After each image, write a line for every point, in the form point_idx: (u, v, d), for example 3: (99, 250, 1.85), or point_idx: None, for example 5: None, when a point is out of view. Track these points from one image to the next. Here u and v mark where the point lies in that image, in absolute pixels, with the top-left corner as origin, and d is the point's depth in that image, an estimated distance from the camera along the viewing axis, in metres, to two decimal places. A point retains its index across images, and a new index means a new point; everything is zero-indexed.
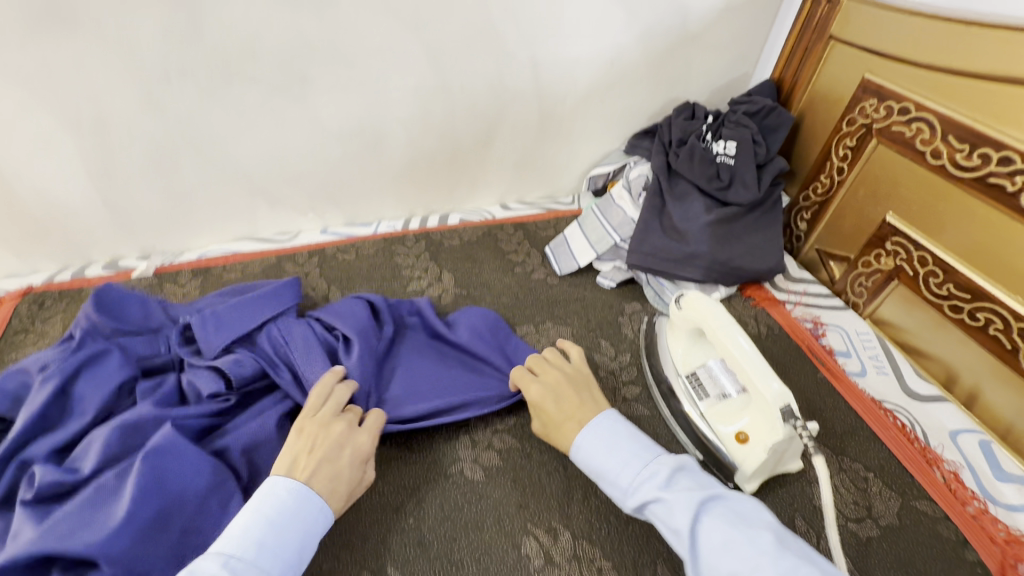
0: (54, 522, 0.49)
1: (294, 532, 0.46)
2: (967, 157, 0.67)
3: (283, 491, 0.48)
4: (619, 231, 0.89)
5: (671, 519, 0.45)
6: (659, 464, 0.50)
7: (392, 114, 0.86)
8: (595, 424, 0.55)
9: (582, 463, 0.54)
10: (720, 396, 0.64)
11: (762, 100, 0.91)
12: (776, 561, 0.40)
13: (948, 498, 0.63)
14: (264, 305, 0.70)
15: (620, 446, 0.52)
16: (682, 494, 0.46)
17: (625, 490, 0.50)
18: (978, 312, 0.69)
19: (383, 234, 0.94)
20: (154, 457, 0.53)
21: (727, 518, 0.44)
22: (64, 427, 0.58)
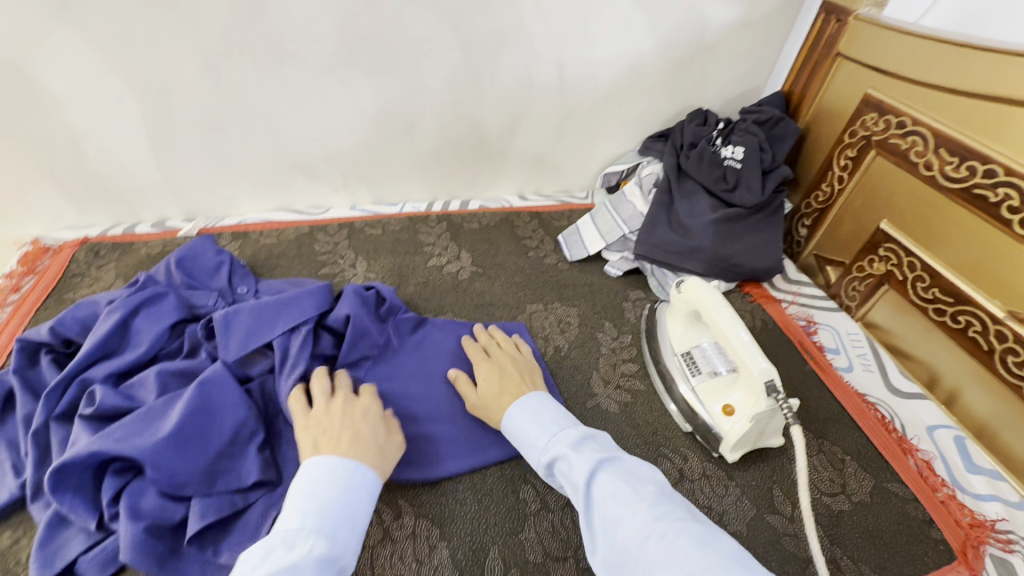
0: (110, 431, 0.56)
1: (336, 500, 0.49)
2: (956, 169, 0.72)
3: (332, 457, 0.53)
4: (629, 224, 0.94)
5: (570, 471, 0.51)
6: (571, 430, 0.55)
7: (427, 101, 0.93)
8: (525, 398, 0.61)
9: (509, 427, 0.59)
10: (711, 373, 0.70)
11: (771, 111, 0.97)
12: (652, 506, 0.46)
13: (918, 483, 0.67)
14: (287, 314, 0.67)
15: (539, 416, 0.58)
16: (585, 452, 0.52)
17: (541, 449, 0.55)
18: (959, 315, 0.74)
19: (408, 213, 1.00)
20: (205, 385, 0.60)
21: (619, 474, 0.49)
22: (123, 355, 0.65)
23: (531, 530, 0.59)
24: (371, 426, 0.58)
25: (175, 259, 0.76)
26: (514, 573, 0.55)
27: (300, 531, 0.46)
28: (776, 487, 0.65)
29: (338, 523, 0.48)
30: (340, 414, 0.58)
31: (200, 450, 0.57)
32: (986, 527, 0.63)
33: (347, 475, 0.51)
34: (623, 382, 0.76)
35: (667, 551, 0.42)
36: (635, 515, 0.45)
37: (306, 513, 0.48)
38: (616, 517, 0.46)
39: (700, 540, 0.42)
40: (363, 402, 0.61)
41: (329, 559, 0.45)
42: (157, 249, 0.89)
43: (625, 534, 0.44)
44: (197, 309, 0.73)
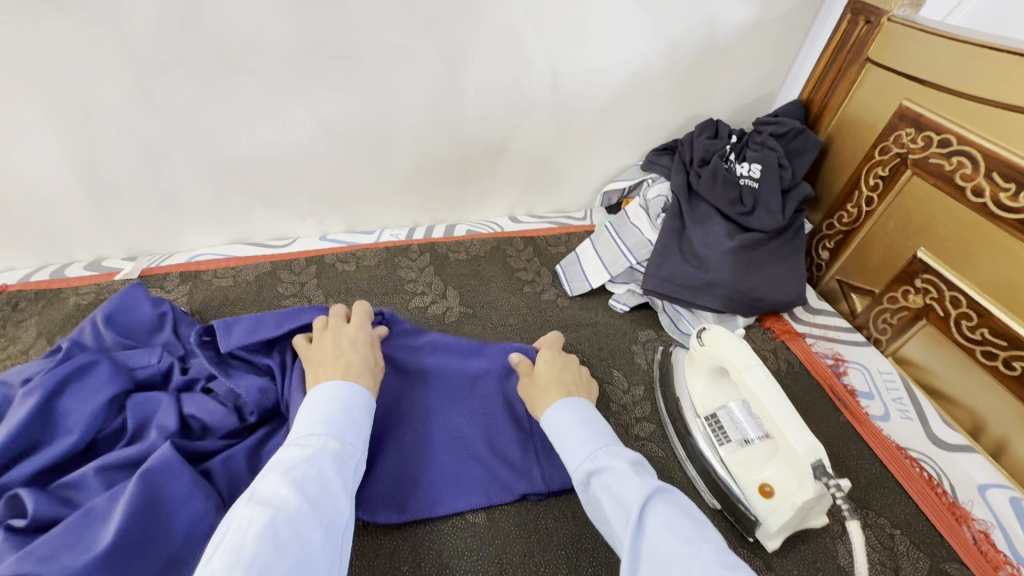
0: (36, 544, 0.45)
1: (340, 412, 0.48)
2: (1011, 197, 0.63)
3: (330, 380, 0.51)
4: (635, 253, 0.84)
5: (620, 489, 0.43)
6: (623, 450, 0.48)
7: (402, 117, 0.81)
8: (572, 401, 0.54)
9: (554, 427, 0.53)
10: (742, 442, 0.60)
11: (790, 122, 0.87)
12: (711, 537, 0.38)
13: (979, 562, 0.58)
14: (292, 313, 0.65)
15: (586, 429, 0.51)
16: (642, 474, 0.44)
17: (588, 456, 0.48)
18: (1014, 361, 0.65)
19: (385, 244, 0.89)
20: (150, 475, 0.50)
21: (678, 510, 0.41)
22: (49, 446, 0.53)
23: None
24: (360, 351, 0.57)
25: (102, 317, 0.64)
26: None
27: (311, 434, 0.45)
28: None
29: (346, 429, 0.47)
30: (332, 343, 0.57)
31: (148, 561, 0.47)
32: None
33: (346, 392, 0.50)
34: (638, 447, 0.66)
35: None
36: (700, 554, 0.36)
37: (316, 421, 0.46)
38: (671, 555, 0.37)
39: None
40: (353, 329, 0.60)
41: (342, 455, 0.45)
42: (90, 297, 0.76)
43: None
44: (137, 372, 0.61)
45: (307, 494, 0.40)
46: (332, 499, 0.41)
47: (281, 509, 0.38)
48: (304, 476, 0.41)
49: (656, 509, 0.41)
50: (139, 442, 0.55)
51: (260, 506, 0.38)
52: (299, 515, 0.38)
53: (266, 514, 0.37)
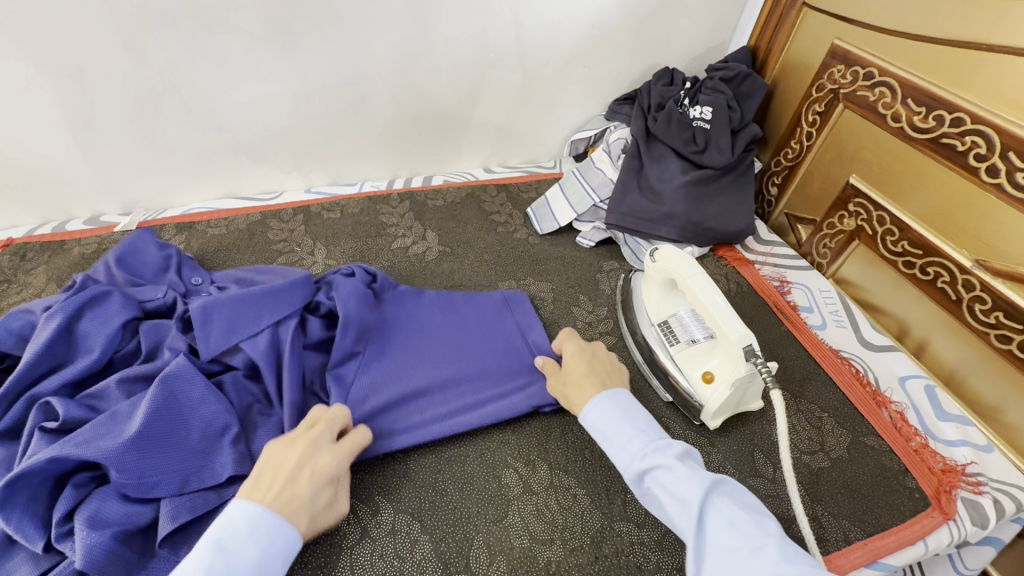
0: (72, 435, 0.52)
1: (247, 557, 0.42)
2: (923, 120, 0.72)
3: (257, 506, 0.45)
4: (598, 192, 0.92)
5: (677, 487, 0.47)
6: (670, 442, 0.51)
7: (377, 72, 0.87)
8: (615, 395, 0.56)
9: (594, 422, 0.55)
10: (689, 341, 0.68)
11: (738, 66, 0.94)
12: (782, 547, 0.41)
13: (894, 435, 0.68)
14: (272, 306, 0.64)
15: (629, 422, 0.54)
16: (694, 470, 0.48)
17: (634, 455, 0.51)
18: (928, 267, 0.74)
19: (368, 194, 0.95)
20: (168, 381, 0.56)
21: (734, 501, 0.46)
22: (74, 364, 0.59)
23: (515, 515, 0.57)
24: (316, 491, 0.49)
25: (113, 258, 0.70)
26: (500, 562, 0.54)
27: None
28: (757, 450, 0.65)
29: None
30: (296, 458, 0.49)
31: (169, 450, 0.53)
32: (959, 472, 0.65)
33: (267, 534, 0.44)
34: None
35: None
36: (762, 550, 0.41)
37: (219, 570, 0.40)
38: (737, 549, 0.42)
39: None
40: (328, 454, 0.51)
41: None
42: (92, 247, 0.82)
43: (750, 569, 0.41)
44: (146, 304, 0.67)
45: None
46: None
47: None
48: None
49: (716, 504, 0.45)
50: (153, 360, 0.62)
51: None
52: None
53: None
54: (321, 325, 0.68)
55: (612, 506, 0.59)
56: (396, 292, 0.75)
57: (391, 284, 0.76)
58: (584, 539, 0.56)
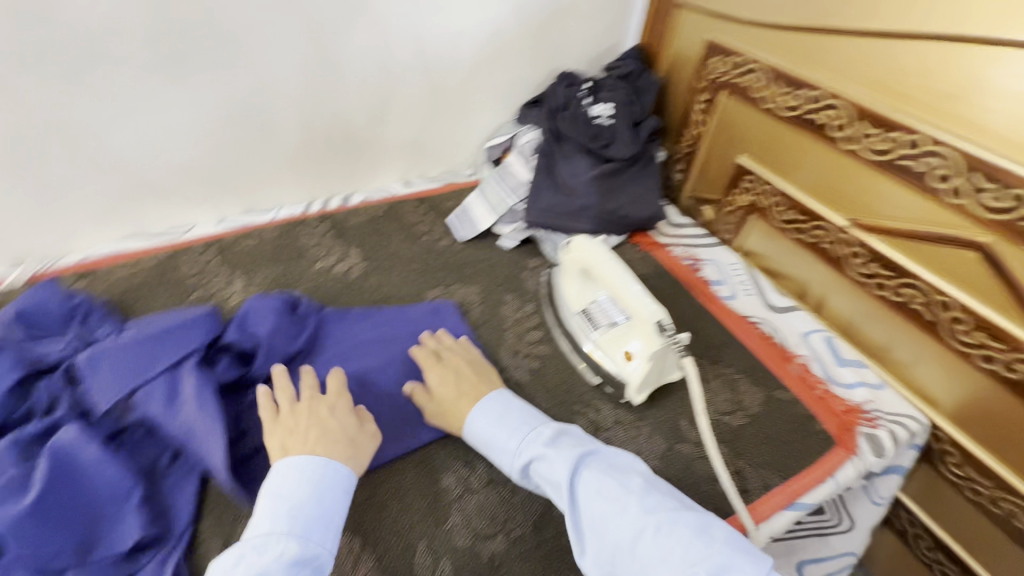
0: None
1: (309, 501, 0.49)
2: (790, 99, 0.80)
3: (302, 456, 0.51)
4: (516, 193, 0.95)
5: (551, 473, 0.53)
6: (541, 430, 0.57)
7: (280, 95, 0.86)
8: (488, 399, 0.61)
9: (476, 433, 0.59)
10: (610, 324, 0.71)
11: (631, 65, 1.02)
12: (644, 501, 0.49)
13: (801, 386, 0.74)
14: (166, 348, 0.61)
15: (506, 417, 0.59)
16: (563, 451, 0.54)
17: (514, 453, 0.56)
18: (814, 230, 0.82)
19: (282, 220, 0.92)
20: (57, 451, 0.52)
21: (603, 468, 0.52)
22: None
23: (457, 515, 0.59)
24: (339, 418, 0.56)
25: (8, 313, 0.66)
26: (445, 564, 0.55)
27: (270, 535, 0.46)
28: (682, 418, 0.69)
29: (313, 523, 0.48)
30: (306, 413, 0.56)
31: (70, 516, 0.50)
32: (858, 411, 0.72)
33: (319, 471, 0.51)
34: (531, 350, 0.77)
35: (665, 541, 0.46)
36: (628, 509, 0.48)
37: (281, 513, 0.47)
38: (608, 513, 0.49)
39: (696, 528, 0.47)
40: (333, 397, 0.58)
41: (302, 560, 0.46)
42: None
43: (620, 528, 0.48)
44: (43, 360, 0.62)
45: None
46: None
47: None
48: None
49: (587, 475, 0.52)
50: (48, 418, 0.57)
51: None
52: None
53: None
54: (231, 363, 0.64)
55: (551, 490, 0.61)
56: (320, 315, 0.75)
57: (316, 307, 0.75)
58: (526, 527, 0.58)
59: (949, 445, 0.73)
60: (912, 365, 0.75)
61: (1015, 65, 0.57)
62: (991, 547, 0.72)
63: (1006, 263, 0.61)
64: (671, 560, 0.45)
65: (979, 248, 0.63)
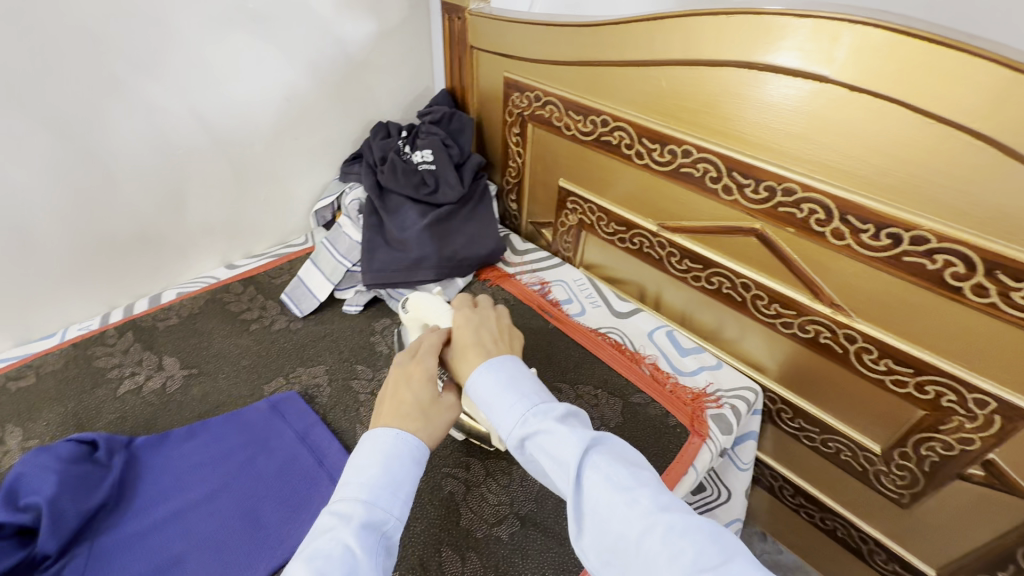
0: None
1: (380, 471, 0.46)
2: (585, 125, 0.86)
3: (379, 430, 0.49)
4: (349, 256, 0.90)
5: (556, 448, 0.46)
6: (552, 405, 0.50)
7: (31, 202, 0.73)
8: (500, 361, 0.55)
9: (477, 395, 0.53)
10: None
11: (440, 109, 1.02)
12: (658, 498, 0.42)
13: (652, 385, 0.79)
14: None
15: (515, 385, 0.53)
16: (576, 430, 0.47)
17: (516, 422, 0.50)
18: (635, 238, 0.89)
19: (71, 341, 0.78)
20: None
21: (616, 457, 0.45)
22: None
23: None
24: (416, 392, 0.53)
25: None
26: None
27: (344, 501, 0.44)
28: None
29: (379, 491, 0.45)
30: (400, 383, 0.55)
31: None
32: (703, 396, 0.78)
33: (389, 444, 0.48)
34: None
35: (677, 542, 0.38)
36: (637, 502, 0.41)
37: (354, 481, 0.46)
38: (613, 503, 0.42)
39: (715, 534, 0.39)
40: (414, 363, 0.57)
41: (370, 525, 0.43)
42: None
43: (625, 522, 0.41)
44: None
45: None
46: None
47: None
48: (325, 554, 0.40)
49: (597, 462, 0.45)
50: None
51: None
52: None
53: None
54: (3, 547, 0.51)
55: (429, 573, 0.56)
56: (129, 451, 0.64)
57: (123, 441, 0.65)
58: None
59: (781, 402, 0.82)
60: (739, 339, 0.84)
61: (738, 80, 0.66)
62: (832, 479, 0.83)
63: (776, 244, 0.71)
64: (682, 565, 0.37)
65: (755, 234, 0.72)
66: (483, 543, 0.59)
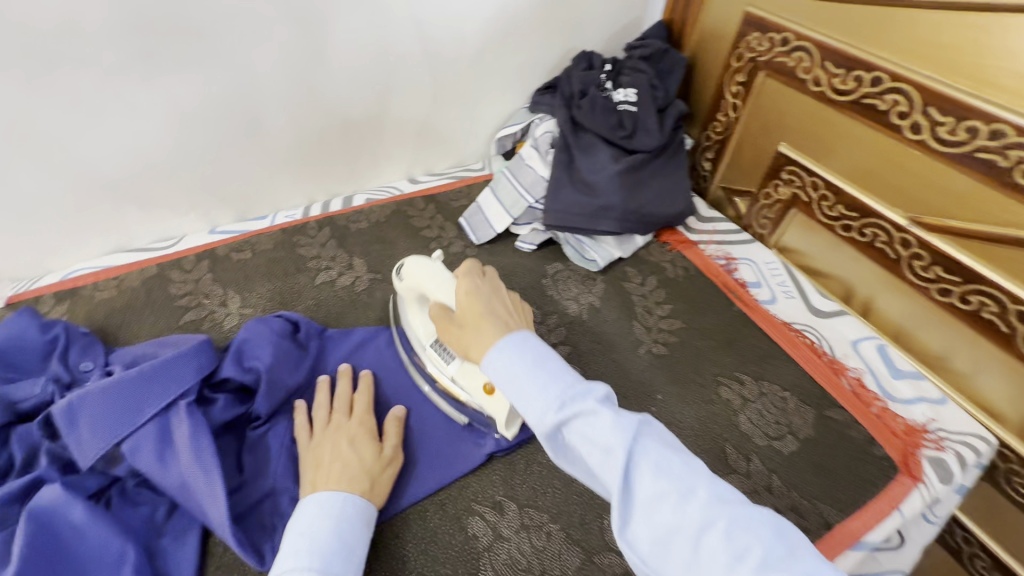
0: None
1: (330, 538, 0.46)
2: (843, 81, 0.71)
3: (323, 492, 0.49)
4: (532, 192, 0.86)
5: (597, 434, 0.39)
6: (589, 385, 0.43)
7: (266, 92, 0.78)
8: (519, 339, 0.47)
9: (501, 376, 0.45)
10: (463, 356, 0.60)
11: (654, 43, 0.91)
12: (712, 489, 0.37)
13: (854, 402, 0.68)
14: (157, 388, 0.54)
15: (540, 367, 0.44)
16: (621, 414, 0.40)
17: (552, 406, 0.42)
18: (866, 229, 0.74)
19: (280, 226, 0.85)
20: (40, 517, 0.47)
21: (663, 443, 0.40)
22: None
23: (488, 568, 0.52)
24: (361, 452, 0.55)
25: None
26: None
27: (295, 569, 0.43)
28: (728, 445, 0.63)
29: (331, 556, 0.45)
30: (332, 443, 0.55)
31: None
32: (919, 431, 0.66)
33: (337, 508, 0.48)
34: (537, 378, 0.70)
35: (743, 539, 0.35)
36: (694, 495, 0.37)
37: (302, 549, 0.45)
38: (665, 496, 0.37)
39: (781, 530, 0.36)
40: (354, 424, 0.58)
41: None
42: None
43: (680, 516, 0.36)
44: (20, 404, 0.56)
45: None
46: None
47: None
48: None
49: (644, 447, 0.39)
50: (28, 473, 0.51)
51: None
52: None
53: None
54: (230, 400, 0.59)
55: (589, 536, 0.55)
56: (322, 339, 0.69)
57: (318, 330, 0.69)
58: None
59: (1018, 464, 0.66)
60: (977, 377, 0.67)
61: None
62: None
63: None
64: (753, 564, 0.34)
65: None
66: None
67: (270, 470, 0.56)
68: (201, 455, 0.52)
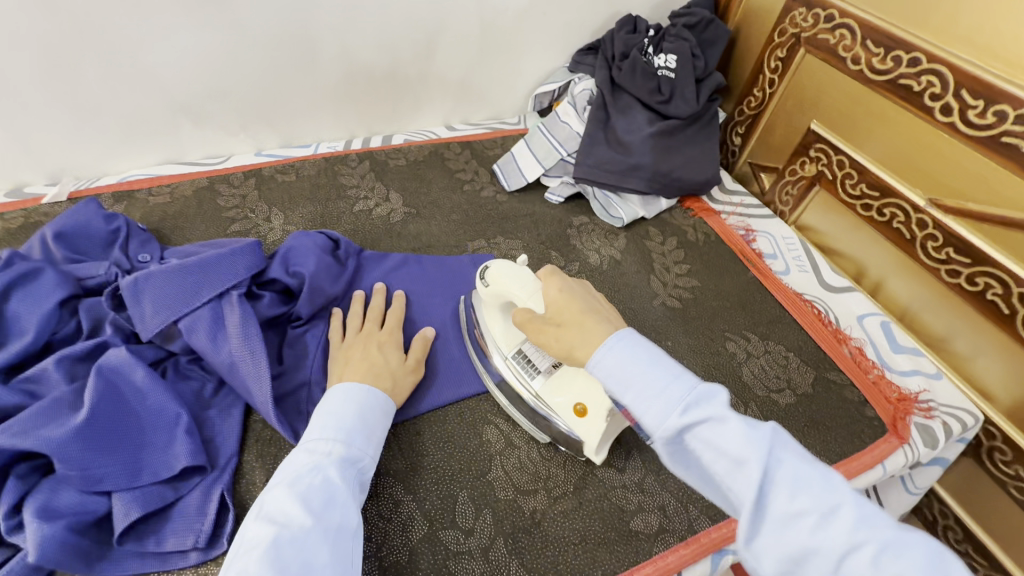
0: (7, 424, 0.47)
1: (352, 417, 0.49)
2: (881, 61, 0.73)
3: (348, 382, 0.53)
4: (566, 145, 0.89)
5: (727, 443, 0.36)
6: (710, 388, 0.40)
7: (323, 21, 0.81)
8: (631, 338, 0.44)
9: (616, 377, 0.42)
10: (549, 370, 0.58)
11: (701, 12, 0.92)
12: (858, 509, 0.34)
13: (854, 369, 0.72)
14: (213, 277, 0.59)
15: (658, 366, 0.41)
16: (750, 423, 0.37)
17: (671, 408, 0.39)
18: (885, 208, 0.76)
19: (323, 155, 0.89)
20: (108, 373, 0.52)
21: (796, 453, 0.37)
22: (6, 347, 0.54)
23: (499, 469, 0.57)
24: (388, 357, 0.59)
25: (53, 232, 0.63)
26: (486, 515, 0.53)
27: (320, 439, 0.47)
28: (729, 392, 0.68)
29: (353, 432, 0.48)
30: (363, 345, 0.60)
31: (120, 443, 0.50)
32: (913, 400, 0.69)
33: (361, 395, 0.52)
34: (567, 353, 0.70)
35: (895, 567, 0.31)
36: (836, 515, 0.33)
37: (328, 423, 0.48)
38: (804, 514, 0.34)
39: (929, 553, 0.32)
40: (385, 333, 0.62)
41: (348, 460, 0.46)
42: (18, 221, 0.76)
43: (820, 537, 0.33)
44: (86, 281, 0.61)
45: (313, 507, 0.41)
46: (340, 508, 0.42)
47: (286, 528, 0.40)
48: (307, 484, 0.43)
49: (778, 459, 0.36)
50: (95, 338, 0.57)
51: (268, 524, 0.40)
52: (301, 534, 0.39)
53: (272, 532, 0.39)
54: (275, 299, 0.64)
55: None
56: (359, 259, 0.73)
57: (355, 249, 0.73)
58: (568, 487, 0.56)
59: (1000, 441, 0.70)
60: (975, 359, 0.70)
61: None
62: None
63: None
64: None
65: None
66: (648, 448, 0.60)
67: (307, 365, 0.62)
68: (248, 339, 0.57)
